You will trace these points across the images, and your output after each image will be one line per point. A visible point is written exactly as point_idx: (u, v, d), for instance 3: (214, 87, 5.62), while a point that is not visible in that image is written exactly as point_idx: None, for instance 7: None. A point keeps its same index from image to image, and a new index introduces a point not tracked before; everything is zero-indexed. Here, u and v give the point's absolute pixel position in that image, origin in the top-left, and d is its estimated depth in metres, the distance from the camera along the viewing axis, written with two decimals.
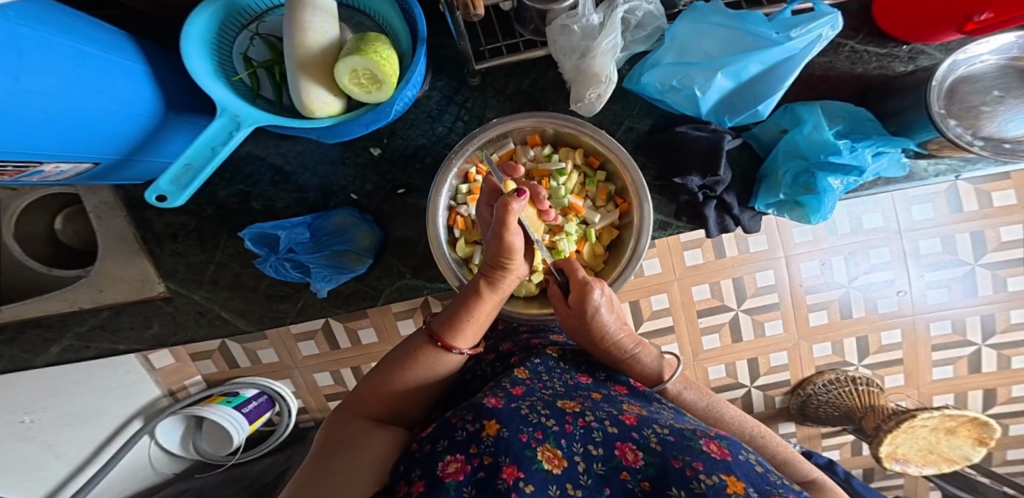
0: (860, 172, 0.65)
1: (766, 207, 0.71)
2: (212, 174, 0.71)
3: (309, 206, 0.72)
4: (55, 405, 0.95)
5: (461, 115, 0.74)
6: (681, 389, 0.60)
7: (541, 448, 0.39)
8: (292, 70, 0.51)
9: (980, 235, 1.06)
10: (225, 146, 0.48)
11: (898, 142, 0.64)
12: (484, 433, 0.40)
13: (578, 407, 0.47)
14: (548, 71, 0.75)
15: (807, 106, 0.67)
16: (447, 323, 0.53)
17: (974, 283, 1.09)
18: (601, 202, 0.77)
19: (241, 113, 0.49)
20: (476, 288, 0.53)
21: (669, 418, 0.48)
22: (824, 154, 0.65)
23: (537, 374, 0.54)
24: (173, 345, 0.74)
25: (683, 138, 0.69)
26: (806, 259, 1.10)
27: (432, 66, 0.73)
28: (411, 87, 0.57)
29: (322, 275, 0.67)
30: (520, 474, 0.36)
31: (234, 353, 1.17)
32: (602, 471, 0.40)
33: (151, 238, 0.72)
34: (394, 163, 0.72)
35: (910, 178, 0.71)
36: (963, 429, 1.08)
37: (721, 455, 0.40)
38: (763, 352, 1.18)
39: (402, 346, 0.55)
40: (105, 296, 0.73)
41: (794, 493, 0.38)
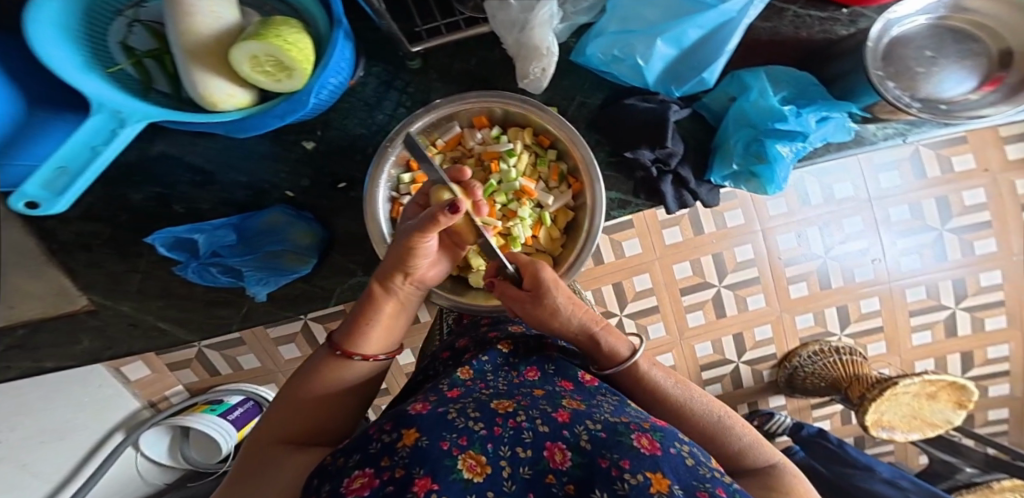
0: (805, 138, 0.62)
1: (722, 180, 0.68)
2: (119, 175, 0.68)
3: (236, 205, 0.70)
4: (22, 424, 0.92)
5: (403, 101, 0.71)
6: (648, 366, 0.56)
7: (462, 457, 0.39)
8: (182, 60, 0.50)
9: (944, 200, 1.05)
10: (105, 148, 0.46)
11: (841, 106, 0.62)
12: (400, 444, 0.40)
13: (512, 407, 0.47)
14: (493, 49, 0.72)
15: (751, 72, 0.65)
16: (348, 331, 0.51)
17: (943, 248, 1.08)
18: (554, 183, 0.75)
19: (124, 109, 0.48)
20: (372, 292, 0.52)
21: (608, 411, 0.47)
22: (770, 121, 0.63)
23: (481, 374, 0.55)
24: (107, 359, 0.74)
25: (630, 111, 0.67)
26: (783, 231, 1.07)
27: (366, 50, 0.70)
28: (337, 73, 0.56)
29: (256, 278, 0.67)
30: (434, 486, 0.36)
31: (213, 360, 1.13)
32: (528, 474, 0.40)
33: (59, 248, 0.69)
34: (333, 155, 0.70)
35: (860, 144, 0.67)
36: (942, 393, 1.08)
37: (651, 450, 0.39)
38: (746, 327, 1.16)
39: (306, 366, 0.51)
40: (17, 314, 0.71)
41: (722, 487, 0.38)
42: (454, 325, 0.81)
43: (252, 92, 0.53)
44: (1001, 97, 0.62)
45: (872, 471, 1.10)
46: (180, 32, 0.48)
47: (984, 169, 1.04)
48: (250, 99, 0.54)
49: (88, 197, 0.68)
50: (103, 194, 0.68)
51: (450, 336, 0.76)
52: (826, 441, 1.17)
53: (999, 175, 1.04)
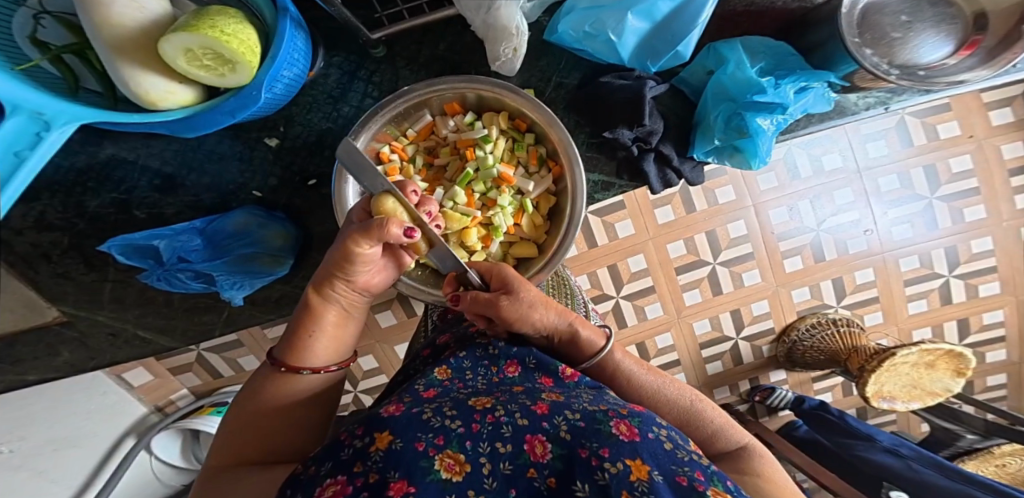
0: (784, 109, 0.59)
1: (705, 156, 0.66)
2: (70, 181, 0.65)
3: (205, 210, 0.67)
4: (31, 434, 0.95)
5: (369, 91, 0.69)
6: (620, 356, 0.57)
7: (439, 457, 0.37)
8: (107, 56, 0.47)
9: (933, 168, 1.03)
10: (35, 149, 0.42)
11: (820, 76, 0.59)
12: (373, 449, 0.37)
13: (490, 403, 0.45)
14: (464, 33, 0.69)
15: (728, 43, 0.62)
16: (289, 346, 0.49)
17: (933, 217, 1.06)
18: (534, 168, 0.73)
19: (44, 111, 0.44)
20: (310, 301, 0.49)
21: (586, 401, 0.46)
22: (749, 94, 0.59)
23: (460, 372, 0.54)
24: (92, 370, 0.73)
25: (607, 89, 0.64)
26: (774, 205, 1.05)
27: (325, 39, 0.67)
28: (290, 65, 0.54)
29: (230, 282, 0.66)
30: (410, 488, 0.34)
31: (215, 363, 1.13)
32: (508, 470, 0.37)
33: (21, 260, 0.66)
34: (299, 151, 0.67)
35: (841, 114, 0.65)
36: (941, 362, 1.06)
37: (629, 436, 0.38)
38: (743, 303, 1.15)
39: (251, 383, 0.49)
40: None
41: (700, 468, 0.36)
42: (438, 321, 0.79)
43: (194, 89, 0.51)
44: (980, 62, 0.57)
45: (873, 441, 1.06)
46: (102, 28, 0.45)
47: (969, 135, 1.02)
48: (192, 96, 0.52)
49: (38, 206, 0.65)
50: (54, 201, 0.65)
51: (433, 333, 0.75)
52: (827, 414, 1.15)
53: (985, 142, 1.02)
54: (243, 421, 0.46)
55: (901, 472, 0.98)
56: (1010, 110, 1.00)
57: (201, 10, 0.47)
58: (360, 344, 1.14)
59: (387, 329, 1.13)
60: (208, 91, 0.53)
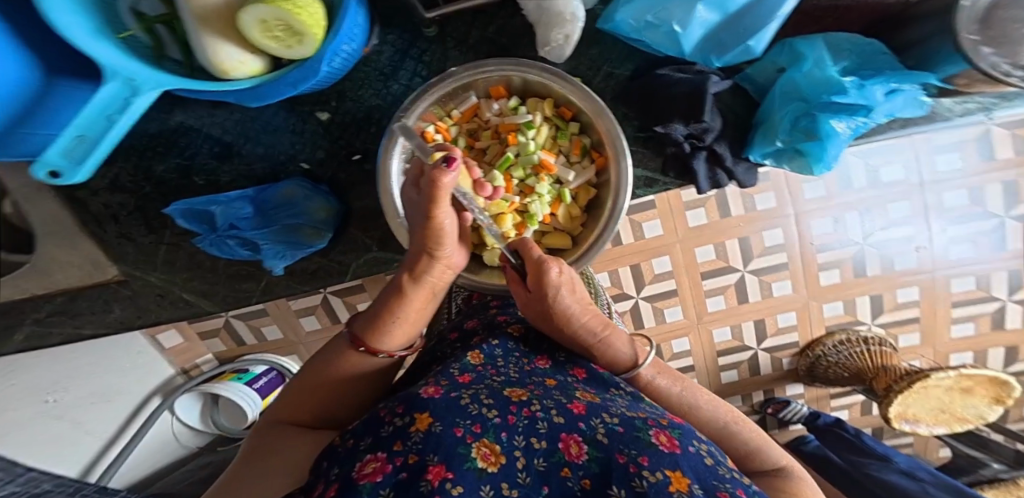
0: (869, 112, 0.57)
1: (762, 158, 0.64)
2: (144, 146, 0.66)
3: (256, 180, 0.68)
4: (75, 386, 0.96)
5: (418, 70, 0.68)
6: (652, 376, 0.55)
7: (476, 444, 0.38)
8: (191, 25, 0.48)
9: (1013, 183, 0.97)
10: (124, 114, 0.45)
11: (916, 78, 0.56)
12: (413, 429, 0.39)
13: (526, 396, 0.46)
14: (514, 16, 0.68)
15: (807, 40, 0.59)
16: (372, 326, 0.50)
17: (1002, 237, 1.01)
18: (575, 158, 0.71)
19: (137, 76, 0.45)
20: (403, 284, 0.50)
21: (623, 405, 0.46)
22: (826, 94, 0.57)
23: (491, 359, 0.55)
24: (140, 327, 0.74)
25: (665, 82, 0.62)
26: (817, 216, 1.02)
27: (381, 16, 0.66)
28: (350, 40, 0.54)
29: (274, 251, 0.66)
30: (448, 474, 0.34)
31: (239, 330, 1.15)
32: (542, 467, 0.38)
33: (92, 219, 0.68)
34: (348, 127, 0.67)
35: (931, 120, 0.62)
36: (979, 388, 1.02)
37: (670, 448, 0.38)
38: (769, 313, 1.13)
39: (327, 347, 0.51)
40: (55, 282, 0.72)
41: (742, 488, 0.35)
42: (461, 305, 0.81)
43: (263, 60, 0.51)
44: None
45: (888, 462, 1.07)
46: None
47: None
48: (261, 67, 0.52)
49: (113, 169, 0.66)
50: (127, 165, 0.66)
51: (458, 316, 0.77)
52: (842, 430, 1.15)
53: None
54: (310, 385, 0.48)
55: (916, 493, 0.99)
56: None
57: None
58: None
59: None
60: (278, 63, 0.53)
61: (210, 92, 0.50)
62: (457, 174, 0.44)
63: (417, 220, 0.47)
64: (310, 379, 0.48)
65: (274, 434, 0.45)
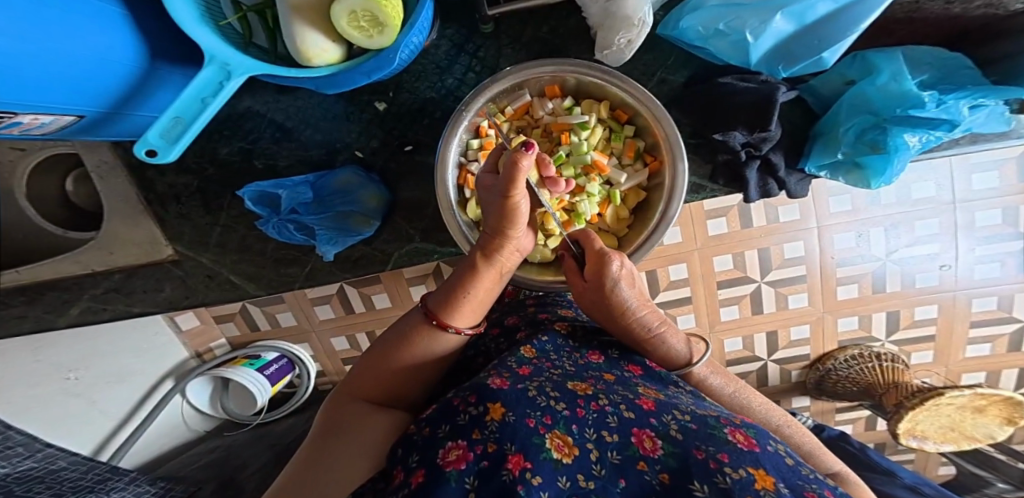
0: (951, 127, 0.58)
1: (818, 170, 0.65)
2: (209, 130, 0.67)
3: (313, 165, 0.68)
4: (95, 364, 0.98)
5: (472, 66, 0.69)
6: (707, 374, 0.58)
7: (550, 435, 0.38)
8: (283, 11, 0.49)
9: None
10: (215, 97, 0.45)
11: (1004, 93, 0.55)
12: (488, 418, 0.39)
13: (591, 390, 0.46)
14: (570, 17, 0.68)
15: (883, 53, 0.60)
16: (444, 301, 0.50)
17: None
18: (627, 160, 0.72)
19: (231, 61, 0.45)
20: (476, 261, 0.51)
21: (690, 403, 0.47)
22: (903, 107, 0.58)
23: (545, 353, 0.55)
24: (187, 308, 0.74)
25: (727, 90, 0.63)
26: (840, 230, 1.03)
27: (441, 10, 0.67)
28: (419, 32, 0.54)
29: (327, 237, 0.66)
30: (527, 464, 0.35)
31: (255, 316, 1.16)
32: (617, 460, 0.39)
33: (156, 198, 0.70)
34: (402, 117, 0.68)
35: (1004, 137, 0.63)
36: (991, 408, 1.03)
37: (749, 446, 0.39)
38: (783, 325, 1.14)
39: (398, 325, 0.51)
40: (117, 259, 0.73)
41: (828, 489, 0.36)
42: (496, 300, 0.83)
43: (343, 48, 0.52)
44: None
45: (895, 478, 1.04)
46: None
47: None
48: (339, 56, 0.52)
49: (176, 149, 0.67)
50: (193, 145, 0.67)
51: (495, 310, 0.78)
52: (846, 443, 1.16)
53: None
54: (382, 362, 0.49)
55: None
56: None
57: None
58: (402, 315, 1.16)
59: None
60: (355, 52, 0.54)
61: (292, 78, 0.50)
62: (535, 155, 0.45)
63: (493, 201, 0.48)
64: (382, 357, 0.49)
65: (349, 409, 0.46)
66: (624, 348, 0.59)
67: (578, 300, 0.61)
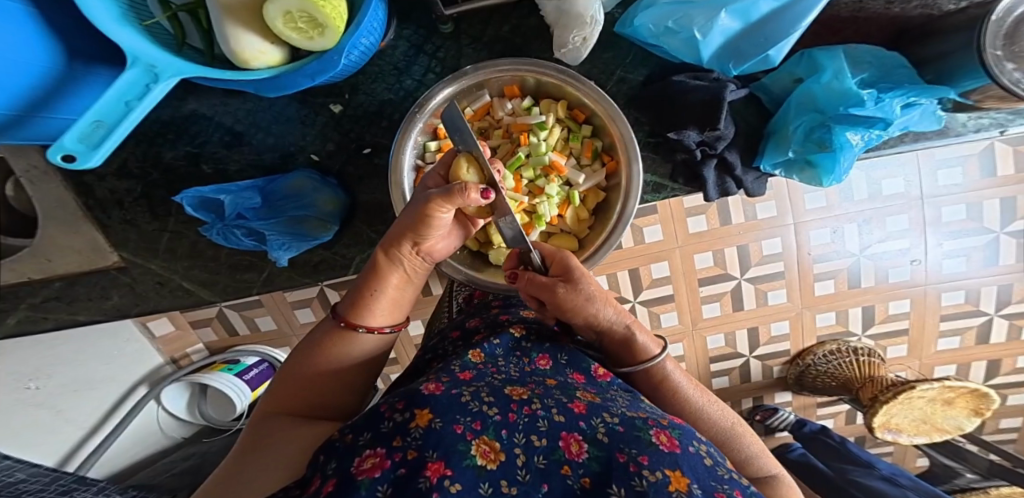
0: (885, 125, 0.57)
1: (772, 168, 0.64)
2: (154, 133, 0.65)
3: (265, 169, 0.67)
4: (59, 372, 0.94)
5: (433, 67, 0.67)
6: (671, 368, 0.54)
7: (476, 442, 0.36)
8: (215, 11, 0.47)
9: (1010, 202, 0.98)
10: (140, 101, 0.43)
11: (935, 92, 0.56)
12: (413, 424, 0.37)
13: (527, 395, 0.44)
14: (530, 16, 0.67)
15: (826, 51, 0.60)
16: (352, 302, 0.50)
17: (995, 251, 1.03)
18: (586, 160, 0.72)
19: (158, 63, 0.44)
20: (378, 261, 0.50)
21: (623, 405, 0.46)
22: (842, 106, 0.57)
23: (493, 358, 0.53)
24: (136, 316, 0.74)
25: (684, 88, 0.62)
26: (817, 226, 1.03)
27: (398, 10, 0.65)
28: (369, 33, 0.51)
29: (280, 242, 0.65)
30: (447, 471, 0.33)
31: (232, 320, 1.13)
32: (543, 464, 0.36)
33: (96, 204, 0.68)
34: (359, 120, 0.66)
35: (945, 134, 0.64)
36: (960, 400, 1.03)
37: (670, 448, 0.38)
38: (762, 322, 1.13)
39: (313, 334, 0.51)
40: (54, 267, 0.72)
41: (740, 489, 0.36)
42: (463, 304, 0.80)
43: (283, 50, 0.51)
44: None
45: (872, 469, 1.10)
46: None
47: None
48: (281, 57, 0.51)
49: (120, 153, 0.66)
50: (137, 150, 0.66)
51: (460, 313, 0.75)
52: (826, 438, 1.18)
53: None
54: (298, 370, 0.48)
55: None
56: None
57: None
58: None
59: None
60: (297, 54, 0.52)
61: (229, 81, 0.48)
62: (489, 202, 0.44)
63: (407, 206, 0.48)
64: (299, 365, 0.48)
65: (271, 420, 0.44)
66: (572, 354, 0.57)
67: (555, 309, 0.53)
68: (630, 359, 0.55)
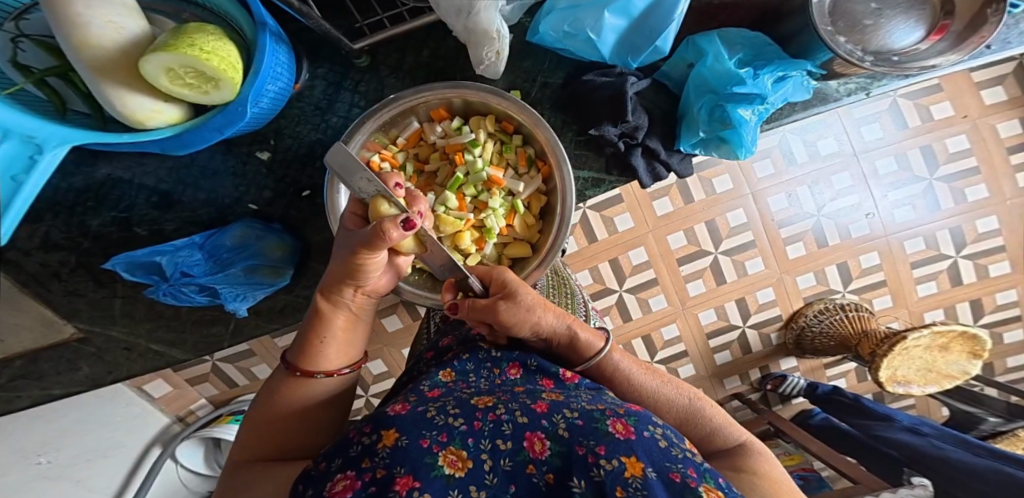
0: (763, 100, 0.61)
1: (693, 148, 0.67)
2: (77, 202, 0.66)
3: (202, 224, 0.68)
4: (69, 444, 0.93)
5: (356, 101, 0.68)
6: (618, 359, 0.54)
7: (443, 453, 0.35)
8: (86, 74, 0.45)
9: (929, 149, 1.04)
10: (12, 197, 0.38)
11: (798, 64, 0.60)
12: (380, 445, 0.35)
13: (492, 402, 0.42)
14: (446, 38, 0.68)
15: (705, 36, 0.63)
16: (301, 349, 0.47)
17: (935, 198, 1.07)
18: (523, 169, 0.70)
19: (38, 134, 0.43)
20: (320, 308, 0.47)
21: (585, 400, 0.43)
22: (728, 85, 0.61)
23: (464, 374, 0.51)
24: (110, 382, 0.78)
25: (590, 87, 0.64)
26: (772, 193, 1.05)
27: (308, 51, 0.66)
28: (274, 79, 0.53)
29: (234, 294, 0.67)
30: (415, 484, 0.32)
31: (230, 373, 1.12)
32: (509, 466, 0.36)
33: (31, 279, 0.68)
34: (291, 164, 0.67)
35: (824, 100, 0.67)
36: (955, 344, 1.01)
37: (625, 435, 0.36)
38: (747, 292, 1.12)
39: (266, 388, 0.48)
40: (11, 346, 0.74)
41: (695, 468, 0.34)
42: (440, 323, 0.77)
43: (179, 106, 0.50)
44: (949, 45, 0.57)
45: (891, 422, 1.03)
46: (73, 48, 0.43)
47: (964, 116, 1.03)
48: (179, 114, 0.50)
49: (43, 226, 0.66)
50: (57, 221, 0.66)
51: (437, 334, 0.72)
52: (841, 397, 1.13)
53: (980, 121, 1.04)
54: (258, 425, 0.45)
55: (924, 448, 0.93)
56: (1001, 89, 1.02)
57: (180, 27, 0.46)
58: (368, 349, 1.13)
59: (393, 334, 1.12)
60: (194, 106, 0.52)
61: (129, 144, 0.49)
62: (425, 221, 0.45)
63: (337, 252, 0.45)
64: (257, 421, 0.45)
65: (239, 479, 0.41)
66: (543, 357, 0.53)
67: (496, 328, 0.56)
68: (577, 358, 0.53)
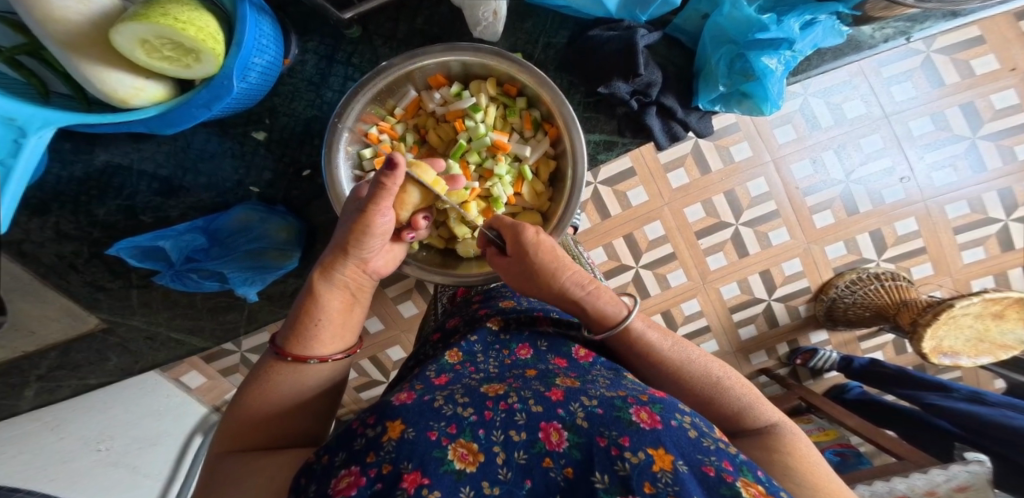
0: (790, 45, 0.56)
1: (711, 105, 0.62)
2: (80, 193, 0.65)
3: (206, 210, 0.68)
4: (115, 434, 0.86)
5: (350, 74, 0.65)
6: (642, 328, 0.47)
7: (453, 446, 0.32)
8: (60, 54, 0.43)
9: (971, 107, 0.96)
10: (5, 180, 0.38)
11: (826, 7, 0.55)
12: (385, 439, 0.32)
13: (504, 389, 0.39)
14: (440, 3, 0.64)
15: None
16: (293, 333, 0.45)
17: (979, 157, 0.98)
18: (528, 133, 0.67)
19: (18, 116, 0.41)
20: (314, 285, 0.46)
21: (603, 386, 0.40)
22: (750, 33, 0.56)
23: (472, 355, 0.48)
24: (137, 370, 0.81)
25: (597, 43, 0.60)
26: (797, 159, 0.98)
27: (297, 24, 0.63)
28: (260, 51, 0.51)
29: (241, 278, 0.68)
30: (424, 481, 0.30)
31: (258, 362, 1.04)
32: (524, 460, 0.33)
33: (49, 270, 0.69)
34: (288, 142, 0.66)
35: (857, 48, 0.61)
36: (1010, 311, 0.93)
37: (651, 424, 0.33)
38: (773, 264, 1.06)
39: (253, 373, 0.46)
40: (39, 337, 0.76)
41: (729, 459, 0.31)
42: (449, 302, 0.75)
43: (161, 82, 0.48)
44: None
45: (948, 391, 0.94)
46: (45, 28, 0.42)
47: (1012, 68, 0.94)
48: (163, 91, 0.49)
49: (51, 218, 0.66)
50: (64, 212, 0.66)
51: (444, 315, 0.70)
52: (882, 369, 1.04)
53: None
54: (245, 410, 0.43)
55: (988, 416, 0.84)
56: None
57: None
58: (385, 335, 1.12)
59: (407, 317, 1.10)
60: (175, 83, 0.50)
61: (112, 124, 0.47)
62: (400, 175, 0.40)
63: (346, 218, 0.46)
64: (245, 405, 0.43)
65: (225, 464, 0.39)
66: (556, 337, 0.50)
67: (514, 286, 0.53)
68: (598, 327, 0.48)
